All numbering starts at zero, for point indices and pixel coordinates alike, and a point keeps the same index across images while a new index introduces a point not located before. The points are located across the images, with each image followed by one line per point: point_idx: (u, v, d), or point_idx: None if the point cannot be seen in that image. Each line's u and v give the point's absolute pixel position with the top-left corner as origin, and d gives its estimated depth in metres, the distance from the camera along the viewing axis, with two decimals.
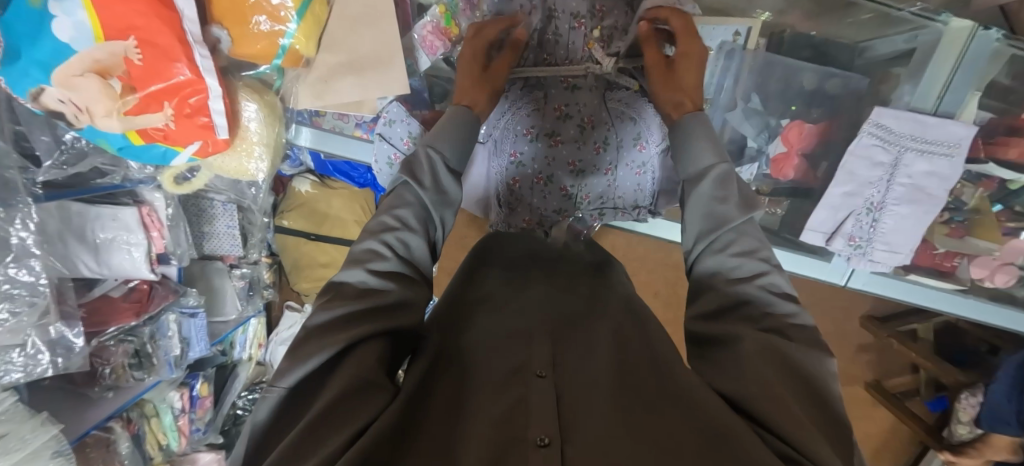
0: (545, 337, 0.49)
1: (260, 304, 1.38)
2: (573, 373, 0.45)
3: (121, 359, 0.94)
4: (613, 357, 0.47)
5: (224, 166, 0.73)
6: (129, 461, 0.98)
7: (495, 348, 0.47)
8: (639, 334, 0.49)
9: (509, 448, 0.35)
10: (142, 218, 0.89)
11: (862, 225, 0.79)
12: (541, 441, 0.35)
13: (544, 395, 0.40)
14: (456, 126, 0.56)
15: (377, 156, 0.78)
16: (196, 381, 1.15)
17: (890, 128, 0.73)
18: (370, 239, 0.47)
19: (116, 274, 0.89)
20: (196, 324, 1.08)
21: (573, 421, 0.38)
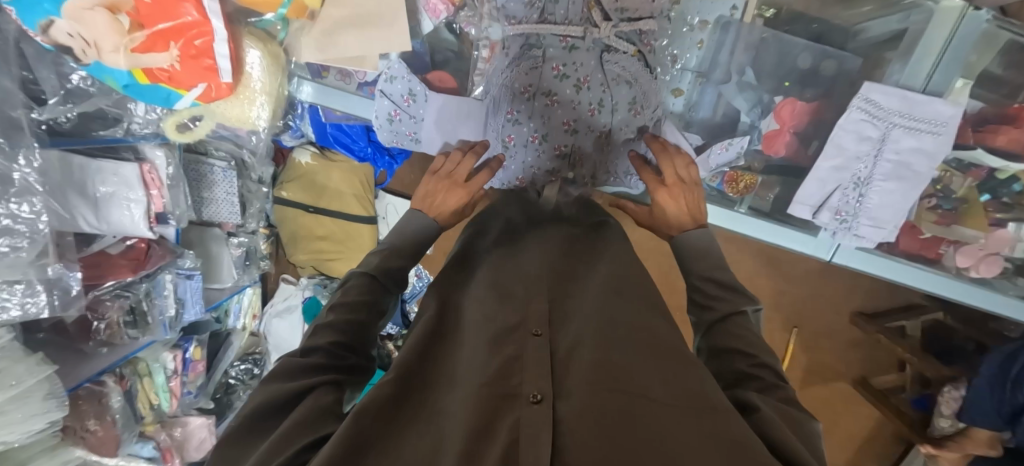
0: (543, 291, 0.51)
1: (256, 275, 1.39)
2: (568, 326, 0.47)
3: (117, 315, 0.95)
4: (607, 308, 0.49)
5: (225, 113, 0.74)
6: (120, 415, 0.99)
7: (493, 302, 0.49)
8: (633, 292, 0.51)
9: (505, 404, 0.38)
10: (143, 175, 0.90)
11: (848, 199, 0.80)
12: (534, 397, 0.38)
13: (538, 351, 0.43)
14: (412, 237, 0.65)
15: (377, 111, 0.83)
16: (189, 344, 1.15)
17: (879, 104, 0.73)
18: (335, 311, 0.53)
19: (114, 230, 0.91)
20: (191, 286, 1.09)
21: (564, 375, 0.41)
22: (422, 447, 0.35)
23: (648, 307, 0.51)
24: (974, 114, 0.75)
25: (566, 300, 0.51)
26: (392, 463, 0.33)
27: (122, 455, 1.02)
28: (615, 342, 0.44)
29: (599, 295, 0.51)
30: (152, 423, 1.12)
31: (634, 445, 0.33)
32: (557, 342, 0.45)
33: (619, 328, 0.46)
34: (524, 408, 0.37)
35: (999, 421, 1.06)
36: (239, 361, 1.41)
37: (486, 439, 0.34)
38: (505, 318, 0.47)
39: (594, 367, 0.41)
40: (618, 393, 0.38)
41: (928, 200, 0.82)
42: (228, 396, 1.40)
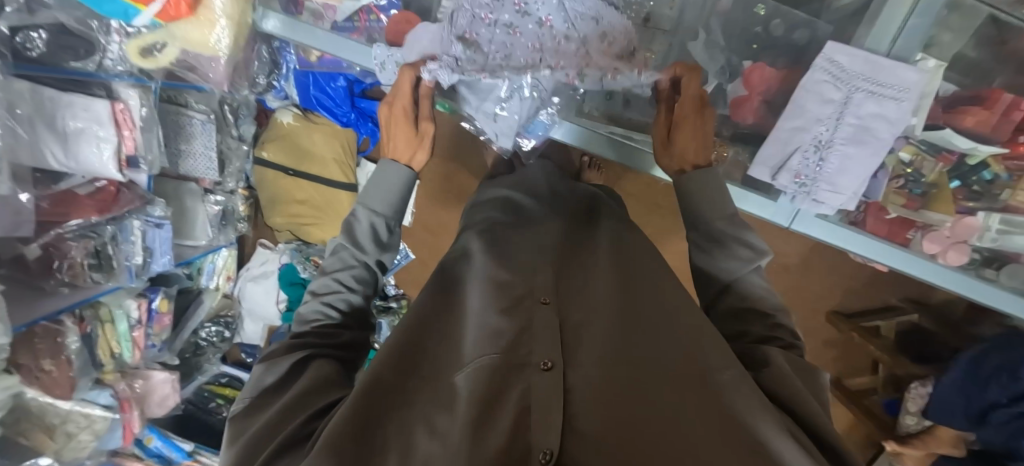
0: (547, 270, 0.54)
1: (232, 237, 1.38)
2: (573, 301, 0.51)
3: (81, 256, 0.95)
4: (609, 293, 0.52)
5: (188, 37, 0.85)
6: (76, 358, 0.98)
7: (500, 279, 0.52)
8: (630, 278, 0.56)
9: (518, 374, 0.42)
10: (114, 115, 0.89)
11: (807, 163, 0.69)
12: (543, 367, 0.42)
13: (546, 321, 0.47)
14: (386, 184, 0.62)
15: None
16: (156, 295, 1.14)
17: (843, 65, 0.66)
18: (325, 278, 0.58)
19: (83, 169, 0.90)
20: (160, 236, 1.09)
21: (572, 344, 0.46)
22: (439, 410, 0.39)
23: (646, 290, 0.54)
24: (946, 97, 0.74)
25: (572, 284, 0.55)
26: (412, 429, 0.37)
27: (76, 400, 1.02)
28: (616, 324, 0.48)
29: (602, 282, 0.54)
30: (112, 372, 1.11)
31: (634, 416, 0.38)
32: (564, 320, 0.49)
33: (619, 311, 0.50)
34: (536, 379, 0.41)
35: (964, 421, 1.05)
36: (209, 322, 1.41)
37: (499, 406, 0.39)
38: (510, 294, 0.50)
39: (599, 346, 0.45)
40: (622, 370, 0.42)
41: (895, 181, 0.80)
42: (197, 357, 1.40)
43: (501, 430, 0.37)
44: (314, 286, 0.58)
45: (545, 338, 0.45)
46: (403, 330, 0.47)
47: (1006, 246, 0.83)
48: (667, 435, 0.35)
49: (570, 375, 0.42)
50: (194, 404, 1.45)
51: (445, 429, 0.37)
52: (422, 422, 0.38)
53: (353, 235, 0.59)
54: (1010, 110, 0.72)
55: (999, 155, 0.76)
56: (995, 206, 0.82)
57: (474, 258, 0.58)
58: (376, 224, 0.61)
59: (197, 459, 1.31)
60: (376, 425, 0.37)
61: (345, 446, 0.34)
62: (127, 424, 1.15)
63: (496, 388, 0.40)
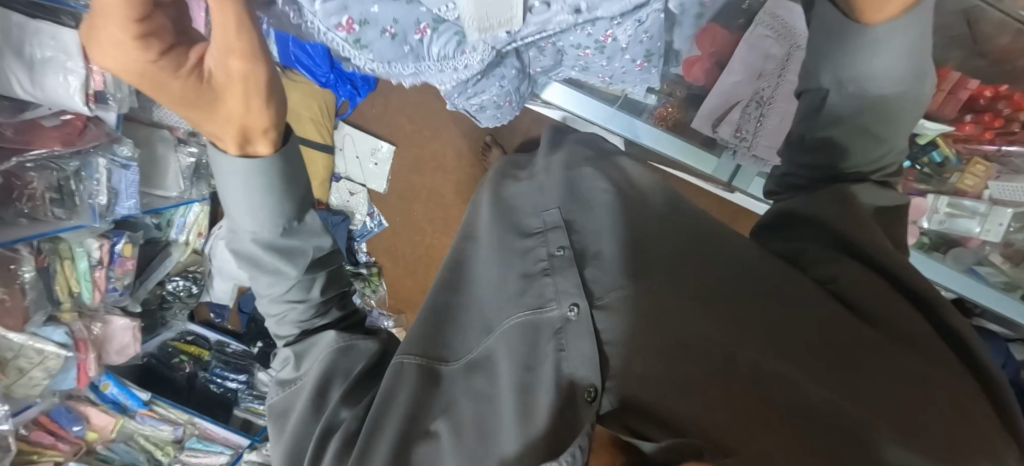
0: (558, 224, 0.58)
1: (207, 192, 1.37)
2: (588, 244, 0.56)
3: (43, 189, 0.97)
4: (625, 225, 0.55)
5: None
6: (30, 289, 1.00)
7: (512, 240, 0.60)
8: (648, 208, 0.58)
9: (552, 319, 0.49)
10: (84, 47, 0.89)
11: (749, 119, 0.89)
12: (569, 313, 0.48)
13: (564, 273, 0.52)
14: (251, 199, 0.38)
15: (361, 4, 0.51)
16: (119, 239, 1.14)
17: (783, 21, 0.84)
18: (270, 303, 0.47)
19: (49, 101, 0.91)
20: (127, 178, 1.08)
21: (595, 283, 0.51)
22: (480, 378, 0.52)
23: (665, 219, 0.57)
24: None
25: (581, 226, 0.58)
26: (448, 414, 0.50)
27: (28, 333, 1.02)
28: (642, 251, 0.52)
29: (612, 216, 0.57)
30: (70, 311, 1.12)
31: (692, 342, 0.42)
32: (580, 257, 0.54)
33: (639, 240, 0.53)
34: (562, 326, 0.48)
35: None
36: (177, 275, 1.40)
37: (535, 361, 0.48)
38: (524, 254, 0.57)
39: (625, 276, 0.49)
40: (663, 296, 0.46)
41: None
42: (162, 311, 1.39)
43: (539, 381, 0.47)
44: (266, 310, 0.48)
45: (569, 281, 0.51)
46: (426, 310, 0.57)
47: (951, 229, 0.87)
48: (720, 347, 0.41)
49: (599, 313, 0.47)
50: (156, 357, 1.43)
51: (490, 393, 0.50)
52: (468, 394, 0.51)
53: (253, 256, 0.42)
54: (958, 89, 0.74)
55: (947, 136, 0.79)
56: (944, 189, 0.85)
57: (490, 218, 0.64)
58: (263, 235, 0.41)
59: (153, 409, 1.33)
60: (425, 400, 0.51)
61: (405, 423, 0.48)
62: (82, 365, 1.14)
63: (530, 343, 0.49)
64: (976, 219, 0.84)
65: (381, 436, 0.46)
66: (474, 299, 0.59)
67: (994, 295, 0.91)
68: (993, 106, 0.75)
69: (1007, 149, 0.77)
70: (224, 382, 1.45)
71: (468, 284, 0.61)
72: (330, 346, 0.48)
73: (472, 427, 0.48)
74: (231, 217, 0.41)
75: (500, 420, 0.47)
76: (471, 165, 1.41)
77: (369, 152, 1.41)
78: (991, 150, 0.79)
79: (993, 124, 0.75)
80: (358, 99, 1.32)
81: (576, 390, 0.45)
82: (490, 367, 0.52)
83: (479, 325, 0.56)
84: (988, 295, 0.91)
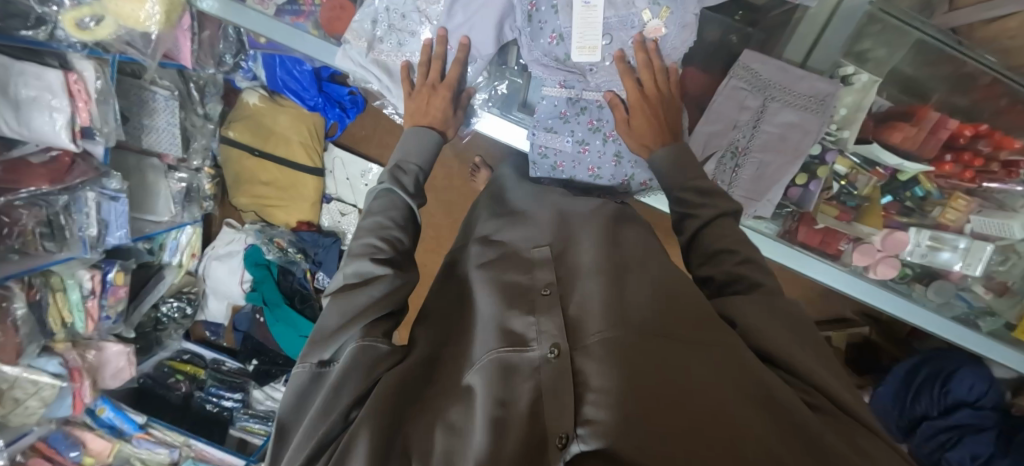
0: (548, 258, 0.56)
1: (197, 215, 1.39)
2: (573, 283, 0.52)
3: (32, 225, 0.96)
4: (608, 267, 0.52)
5: (121, 12, 0.84)
6: (22, 324, 1.01)
7: (506, 272, 0.56)
8: (629, 256, 0.55)
9: (531, 359, 0.44)
10: (68, 86, 0.90)
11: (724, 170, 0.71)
12: (550, 353, 0.44)
13: (551, 311, 0.48)
14: (422, 139, 0.56)
15: (392, 64, 0.62)
16: (111, 268, 1.15)
17: (759, 74, 0.68)
18: (369, 236, 0.50)
19: (37, 138, 0.91)
20: (117, 209, 1.09)
21: (579, 320, 0.47)
22: (457, 409, 0.42)
23: (653, 263, 0.54)
24: (880, 111, 0.77)
25: (571, 258, 0.56)
26: (426, 444, 0.39)
27: (23, 365, 1.03)
28: (623, 290, 0.48)
29: (593, 257, 0.54)
30: (62, 341, 1.13)
31: (662, 384, 0.37)
32: (567, 296, 0.51)
33: (627, 283, 0.50)
34: (544, 363, 0.43)
35: (896, 432, 1.11)
36: (171, 297, 1.41)
37: (514, 398, 0.41)
38: (511, 286, 0.54)
39: (608, 312, 0.45)
40: (642, 339, 0.42)
41: (827, 192, 0.80)
42: (156, 332, 1.40)
43: (518, 421, 0.39)
44: (356, 248, 0.50)
45: (554, 321, 0.47)
46: (417, 355, 0.49)
47: (932, 262, 0.87)
48: (692, 395, 0.36)
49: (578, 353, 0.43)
50: (153, 378, 1.45)
51: (466, 426, 0.40)
52: (441, 425, 0.40)
53: (400, 181, 0.54)
54: (937, 128, 0.73)
55: (929, 173, 0.78)
56: (926, 222, 0.85)
57: (477, 258, 0.63)
58: (418, 175, 0.56)
59: (149, 432, 1.37)
60: (397, 430, 0.40)
61: (375, 448, 0.37)
62: (77, 392, 1.16)
63: (508, 382, 0.43)
64: (958, 254, 0.85)
65: (354, 455, 0.36)
66: (466, 328, 0.52)
67: (976, 336, 0.94)
68: (972, 145, 0.75)
69: (987, 185, 0.79)
70: (219, 401, 1.44)
71: (455, 323, 0.55)
72: (357, 342, 0.44)
73: (438, 460, 0.37)
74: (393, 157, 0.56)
75: (470, 454, 0.37)
76: (462, 184, 1.41)
77: (359, 174, 1.40)
78: (972, 186, 0.80)
79: (972, 164, 0.75)
80: (347, 121, 1.31)
81: (549, 438, 0.38)
82: (469, 401, 0.43)
83: (460, 359, 0.49)
84: (969, 334, 0.93)
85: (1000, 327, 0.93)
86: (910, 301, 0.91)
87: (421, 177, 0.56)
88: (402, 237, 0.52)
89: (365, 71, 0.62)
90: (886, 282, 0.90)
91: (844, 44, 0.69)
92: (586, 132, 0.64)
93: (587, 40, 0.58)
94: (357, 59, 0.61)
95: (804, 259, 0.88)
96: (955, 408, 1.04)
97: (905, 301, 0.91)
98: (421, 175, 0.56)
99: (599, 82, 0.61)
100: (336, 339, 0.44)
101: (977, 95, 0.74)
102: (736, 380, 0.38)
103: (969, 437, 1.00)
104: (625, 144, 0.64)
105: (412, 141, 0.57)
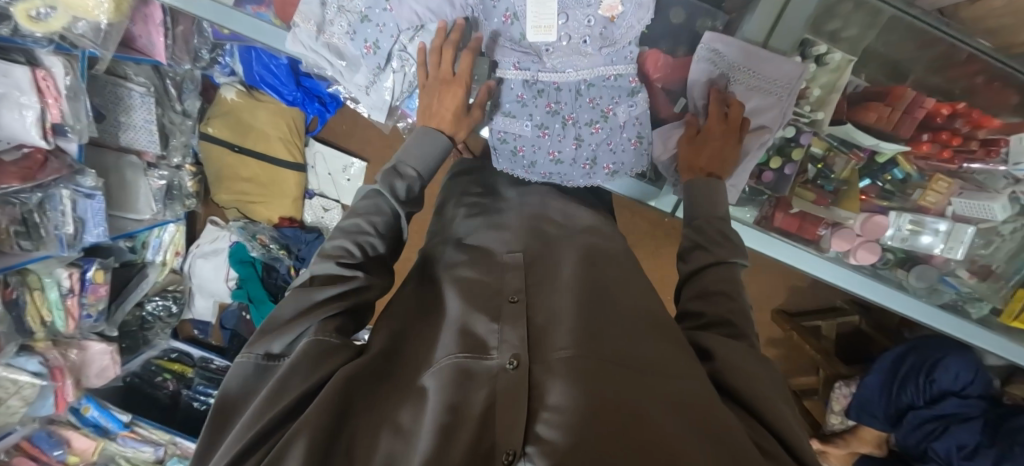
0: (520, 264, 0.56)
1: (180, 212, 1.39)
2: (540, 296, 0.52)
3: (8, 224, 0.96)
4: (579, 290, 0.52)
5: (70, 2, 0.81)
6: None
7: (475, 275, 0.56)
8: (599, 277, 0.56)
9: (489, 367, 0.43)
10: (37, 82, 0.88)
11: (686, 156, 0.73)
12: (509, 363, 0.43)
13: (516, 319, 0.47)
14: (426, 144, 0.55)
15: (342, 44, 0.61)
16: (90, 266, 1.15)
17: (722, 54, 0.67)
18: (344, 238, 0.52)
19: (7, 134, 0.90)
20: (92, 207, 1.09)
21: (542, 336, 0.46)
22: (407, 411, 0.40)
23: (621, 287, 0.55)
24: (856, 92, 0.74)
25: (544, 267, 0.56)
26: (371, 446, 0.36)
27: None
28: (590, 315, 0.49)
29: (565, 277, 0.54)
30: (42, 341, 1.13)
31: (619, 410, 0.36)
32: (533, 307, 0.50)
33: (593, 303, 0.51)
34: (503, 373, 0.42)
35: (883, 421, 1.09)
36: (156, 295, 1.41)
37: (467, 403, 0.39)
38: (478, 287, 0.54)
39: (572, 331, 0.46)
40: (604, 363, 0.42)
41: (802, 174, 0.79)
42: (143, 331, 1.40)
43: (469, 425, 0.36)
44: (328, 248, 0.52)
45: (517, 331, 0.46)
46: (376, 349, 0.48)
47: (914, 247, 0.85)
48: (651, 420, 0.36)
49: (539, 367, 0.42)
50: (140, 377, 1.45)
51: (412, 429, 0.38)
52: (388, 426, 0.38)
53: (392, 187, 0.54)
54: (912, 107, 0.71)
55: (908, 154, 0.76)
56: (907, 205, 0.83)
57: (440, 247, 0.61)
58: (418, 184, 0.56)
59: (134, 430, 1.36)
60: (343, 423, 0.38)
61: (318, 440, 0.35)
62: (59, 391, 1.16)
63: (464, 386, 0.41)
64: (939, 237, 0.83)
65: (292, 450, 0.34)
66: (428, 331, 0.51)
67: (968, 325, 0.91)
68: (950, 124, 0.73)
69: (968, 166, 0.77)
70: (207, 399, 1.43)
71: (419, 323, 0.54)
72: (311, 338, 0.44)
73: (378, 460, 0.35)
74: (394, 159, 0.55)
75: (414, 454, 0.34)
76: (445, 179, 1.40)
77: (341, 169, 1.40)
78: (952, 167, 0.78)
79: (950, 142, 0.73)
80: (328, 115, 1.32)
81: (496, 453, 0.34)
82: (420, 402, 0.41)
83: (419, 361, 0.48)
84: (959, 323, 0.90)
85: (988, 312, 0.91)
86: (899, 290, 0.89)
87: (417, 189, 0.56)
88: (376, 243, 0.53)
89: (317, 56, 0.61)
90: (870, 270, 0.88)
91: (811, 20, 0.66)
92: (547, 116, 0.62)
93: (542, 20, 0.56)
94: (308, 44, 0.60)
95: (783, 246, 0.85)
96: (943, 397, 1.03)
97: (890, 290, 0.88)
98: (417, 183, 0.56)
99: (557, 65, 0.59)
100: (291, 330, 0.45)
101: (953, 74, 0.71)
102: (690, 415, 0.38)
103: (953, 427, 1.00)
104: (586, 127, 0.62)
105: (415, 146, 0.55)
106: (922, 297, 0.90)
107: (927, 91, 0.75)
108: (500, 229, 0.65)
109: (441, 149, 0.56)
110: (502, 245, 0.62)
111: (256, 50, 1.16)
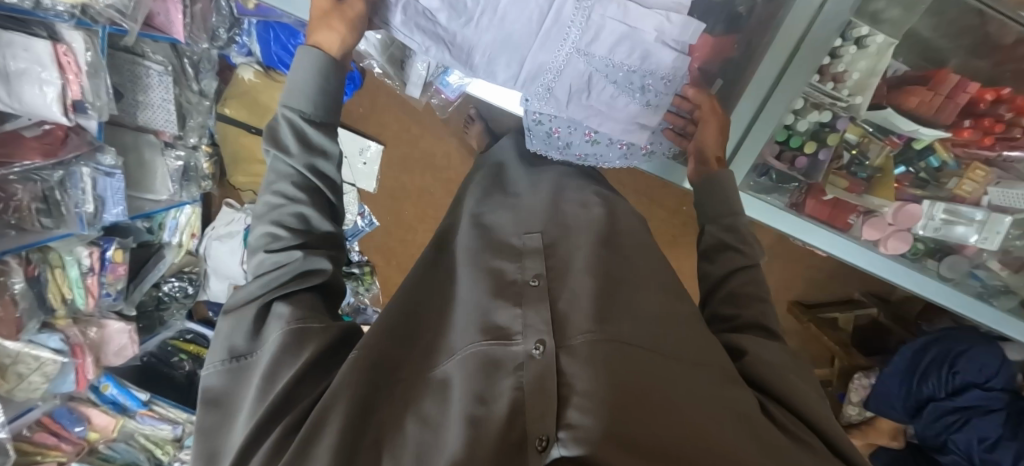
0: (538, 248, 0.55)
1: (197, 194, 1.37)
2: (561, 278, 0.50)
3: (30, 201, 0.97)
4: (599, 275, 0.50)
5: None
6: (21, 299, 1.02)
7: (501, 257, 0.55)
8: (616, 265, 0.54)
9: (515, 354, 0.40)
10: (58, 57, 0.86)
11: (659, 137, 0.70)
12: (535, 349, 0.40)
13: (538, 299, 0.46)
14: (312, 70, 0.51)
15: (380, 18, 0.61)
16: (109, 246, 1.15)
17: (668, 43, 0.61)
18: (264, 224, 0.49)
19: (27, 111, 0.88)
20: (113, 185, 1.08)
21: (563, 318, 0.44)
22: (431, 402, 0.38)
23: (636, 271, 0.55)
24: (896, 76, 0.73)
25: (562, 253, 0.55)
26: (389, 438, 0.35)
27: (24, 340, 1.06)
28: (609, 301, 0.47)
29: (591, 260, 0.52)
30: (64, 318, 1.15)
31: (647, 401, 0.35)
32: (557, 290, 0.48)
33: (614, 289, 0.49)
34: (525, 356, 0.40)
35: (901, 412, 1.10)
36: (172, 277, 1.39)
37: (493, 394, 0.36)
38: (498, 275, 0.51)
39: (592, 316, 0.44)
40: (627, 351, 0.40)
41: (836, 160, 0.78)
42: (159, 311, 1.39)
43: (495, 417, 0.34)
44: (257, 237, 0.49)
45: (541, 316, 0.44)
46: (387, 331, 0.46)
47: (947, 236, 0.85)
48: (683, 416, 0.35)
49: (564, 352, 0.39)
50: (156, 356, 1.45)
51: (439, 421, 0.36)
52: (413, 415, 0.37)
53: (279, 141, 0.50)
54: (955, 93, 0.69)
55: (945, 141, 0.74)
56: (941, 194, 0.82)
57: (472, 232, 0.61)
58: (308, 125, 0.51)
59: (152, 408, 1.41)
60: (366, 417, 0.37)
61: (348, 425, 0.35)
62: (80, 368, 1.19)
63: (490, 375, 0.38)
64: (973, 227, 0.83)
65: (321, 443, 0.33)
66: (446, 315, 0.51)
67: (991, 313, 0.93)
68: (993, 111, 0.71)
69: (1008, 154, 0.75)
70: None
71: (434, 311, 0.53)
72: (284, 327, 0.42)
73: (408, 456, 0.33)
74: (283, 105, 0.51)
75: (443, 450, 0.32)
76: (462, 163, 1.37)
77: (358, 151, 1.35)
78: (991, 155, 0.76)
79: (993, 129, 0.71)
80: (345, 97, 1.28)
81: (527, 439, 0.33)
82: (444, 393, 0.39)
83: (433, 347, 0.47)
84: (981, 309, 0.92)
85: (1015, 304, 0.92)
86: (928, 279, 0.89)
87: (310, 122, 0.51)
88: (308, 212, 0.50)
89: None
90: (891, 256, 0.88)
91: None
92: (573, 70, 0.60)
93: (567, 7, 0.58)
94: None
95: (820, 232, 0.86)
96: (964, 390, 1.03)
97: (921, 279, 0.90)
98: (304, 122, 0.51)
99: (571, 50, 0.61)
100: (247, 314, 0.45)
101: (996, 58, 0.68)
102: (717, 406, 0.37)
103: (975, 418, 1.00)
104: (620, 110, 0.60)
105: (302, 67, 0.51)
106: (946, 280, 0.90)
107: (971, 76, 0.72)
108: (519, 213, 0.64)
109: (330, 69, 0.52)
110: (518, 226, 0.60)
111: (275, 29, 1.14)
